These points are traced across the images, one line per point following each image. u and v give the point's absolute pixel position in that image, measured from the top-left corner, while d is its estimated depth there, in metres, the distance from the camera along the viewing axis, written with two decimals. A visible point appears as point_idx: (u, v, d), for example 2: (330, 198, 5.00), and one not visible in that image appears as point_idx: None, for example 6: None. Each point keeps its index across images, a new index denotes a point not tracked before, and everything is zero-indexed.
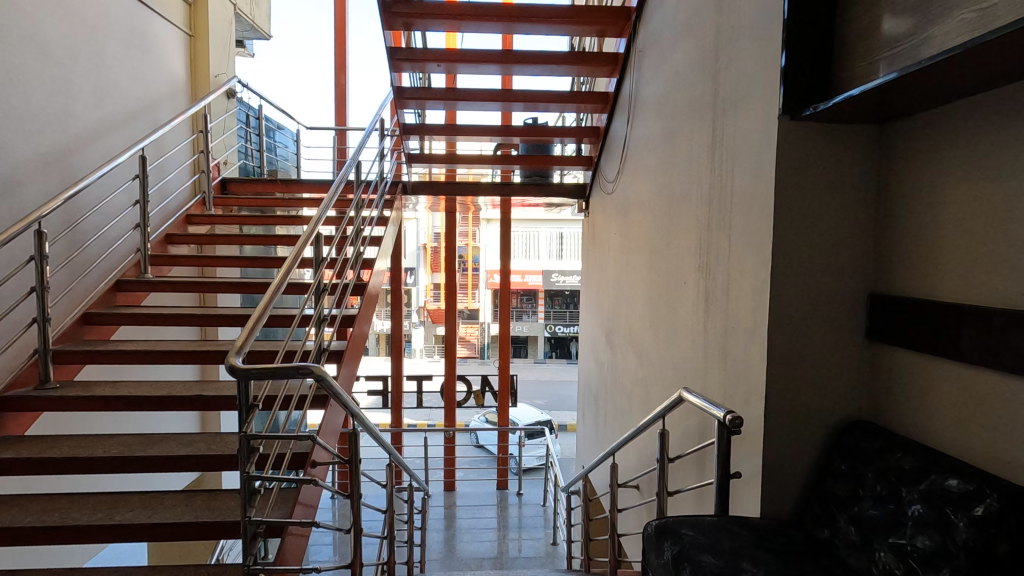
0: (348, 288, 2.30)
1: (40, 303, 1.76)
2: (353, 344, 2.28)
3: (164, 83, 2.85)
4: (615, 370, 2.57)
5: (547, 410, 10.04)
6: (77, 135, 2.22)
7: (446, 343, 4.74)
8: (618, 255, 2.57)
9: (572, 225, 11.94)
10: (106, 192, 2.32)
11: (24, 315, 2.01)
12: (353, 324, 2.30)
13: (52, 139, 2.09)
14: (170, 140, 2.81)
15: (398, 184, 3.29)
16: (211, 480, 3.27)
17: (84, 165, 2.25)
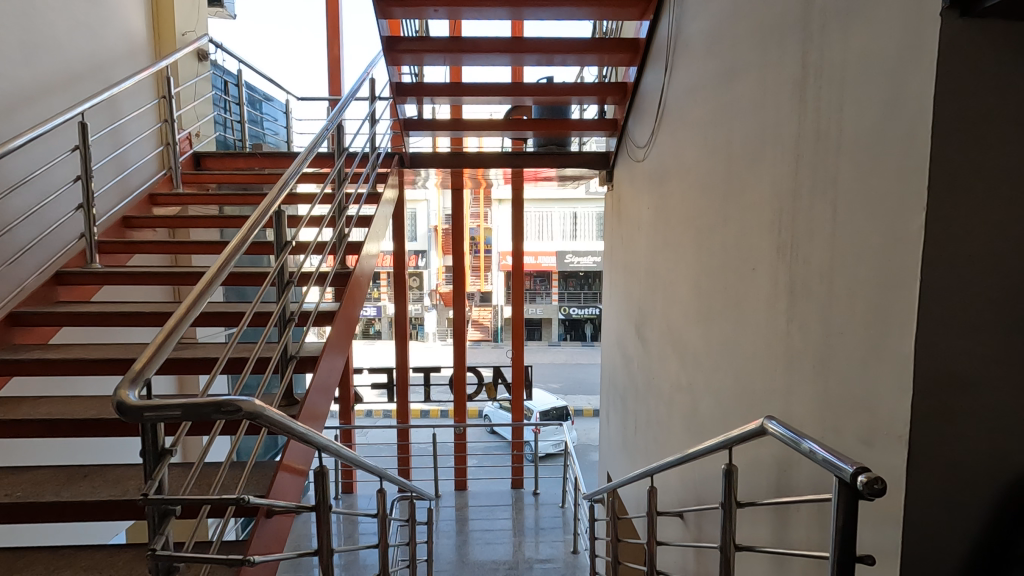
0: (330, 275, 1.92)
1: None
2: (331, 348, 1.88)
3: (120, 41, 2.46)
4: (649, 371, 2.18)
5: (563, 394, 9.66)
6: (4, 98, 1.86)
7: (455, 332, 4.38)
8: (650, 237, 2.16)
9: (586, 204, 11.46)
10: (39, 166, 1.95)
11: None
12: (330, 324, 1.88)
13: None
14: (127, 108, 2.43)
15: (394, 155, 2.88)
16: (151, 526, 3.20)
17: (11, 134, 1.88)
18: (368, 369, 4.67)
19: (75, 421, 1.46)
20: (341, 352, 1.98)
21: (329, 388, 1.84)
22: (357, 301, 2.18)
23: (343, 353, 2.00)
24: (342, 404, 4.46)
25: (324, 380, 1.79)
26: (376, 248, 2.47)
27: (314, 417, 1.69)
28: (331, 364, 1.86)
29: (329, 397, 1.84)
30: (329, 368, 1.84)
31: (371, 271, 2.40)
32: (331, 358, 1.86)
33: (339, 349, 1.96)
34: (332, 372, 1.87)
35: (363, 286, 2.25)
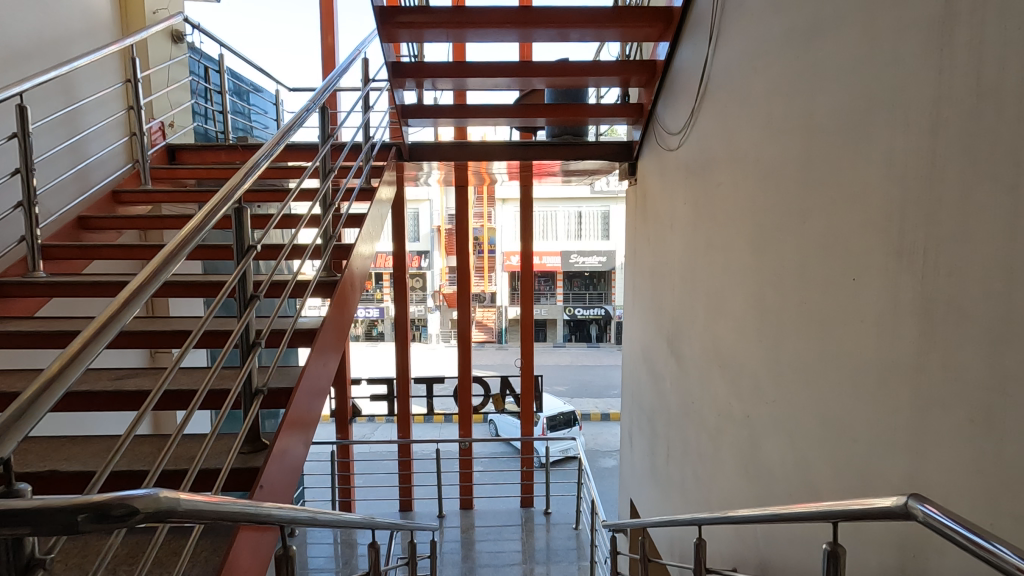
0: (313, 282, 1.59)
1: None
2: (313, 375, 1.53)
3: (79, 17, 2.17)
4: (688, 394, 1.87)
5: (569, 395, 9.27)
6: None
7: (460, 339, 4.06)
8: (688, 239, 1.85)
9: (591, 203, 11.13)
10: None
11: None
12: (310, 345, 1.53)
13: None
14: (86, 93, 2.13)
15: (391, 147, 2.56)
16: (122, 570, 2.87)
17: None
18: (365, 379, 4.36)
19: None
20: (330, 357, 1.68)
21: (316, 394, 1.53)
22: (349, 304, 1.88)
23: (333, 358, 1.69)
24: (339, 418, 4.16)
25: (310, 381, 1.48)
26: (369, 245, 2.18)
27: (298, 431, 1.37)
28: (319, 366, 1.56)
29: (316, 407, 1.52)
30: (316, 371, 1.54)
31: (363, 270, 2.11)
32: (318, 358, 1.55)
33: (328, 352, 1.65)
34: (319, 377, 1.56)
35: (355, 285, 1.97)
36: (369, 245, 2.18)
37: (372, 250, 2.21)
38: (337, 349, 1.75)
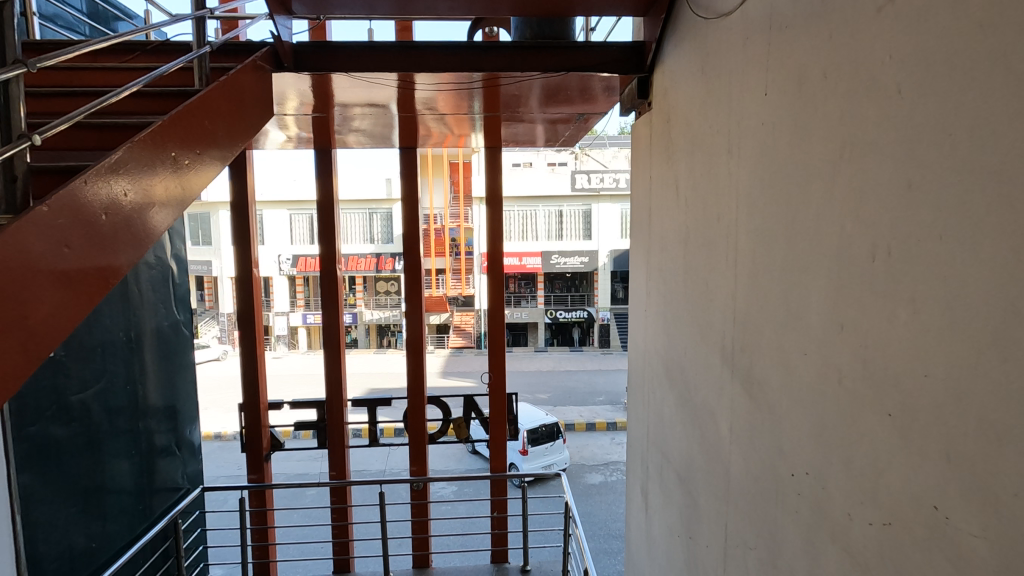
0: None
1: None
2: None
3: None
4: (783, 460, 0.96)
5: (554, 404, 8.25)
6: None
7: (410, 347, 3.06)
8: (782, 160, 0.95)
9: (572, 202, 10.14)
10: None
11: None
12: None
13: None
14: None
15: (261, 46, 1.56)
16: None
17: None
18: (288, 403, 3.34)
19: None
20: (9, 359, 0.69)
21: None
22: (106, 253, 0.90)
23: (25, 359, 0.72)
24: (250, 455, 3.11)
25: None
26: (199, 163, 1.19)
27: None
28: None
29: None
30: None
31: (179, 204, 1.13)
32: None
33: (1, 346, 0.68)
34: None
35: (138, 218, 0.99)
36: (198, 163, 1.19)
37: (207, 178, 1.23)
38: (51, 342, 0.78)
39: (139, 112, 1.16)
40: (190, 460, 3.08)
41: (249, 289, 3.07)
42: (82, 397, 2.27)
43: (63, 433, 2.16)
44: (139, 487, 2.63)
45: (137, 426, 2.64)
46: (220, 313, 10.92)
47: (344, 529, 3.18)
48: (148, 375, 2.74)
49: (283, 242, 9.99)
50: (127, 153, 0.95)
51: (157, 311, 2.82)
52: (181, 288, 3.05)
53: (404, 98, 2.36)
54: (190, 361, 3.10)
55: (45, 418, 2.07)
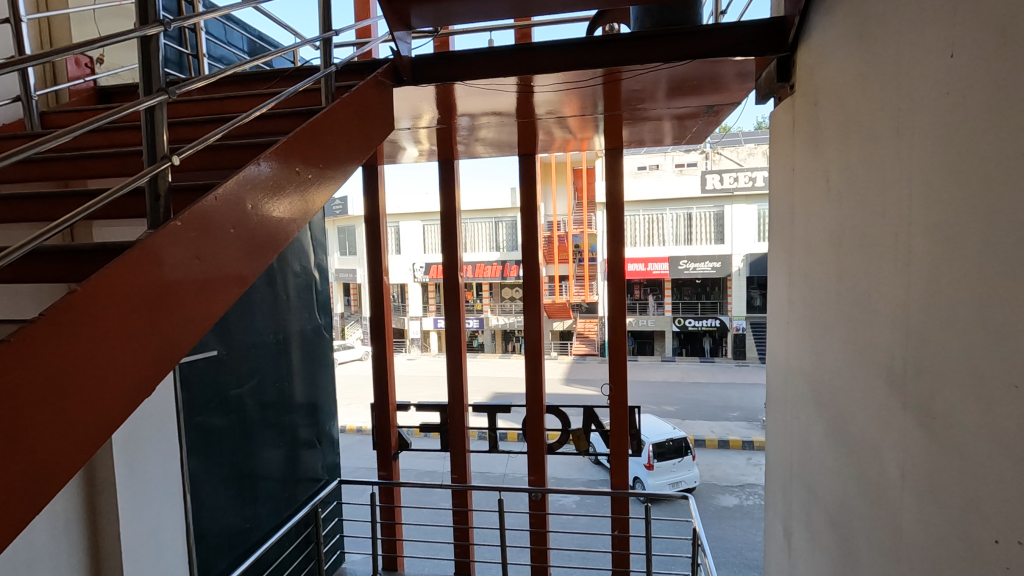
0: (81, 206, 0.70)
1: None
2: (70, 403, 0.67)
3: None
4: (988, 526, 0.73)
5: (683, 418, 7.77)
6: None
7: (529, 353, 3.02)
8: (976, 137, 0.75)
9: (703, 203, 9.54)
10: None
11: None
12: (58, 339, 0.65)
13: None
14: None
15: (386, 62, 1.64)
16: None
17: None
18: (415, 405, 3.42)
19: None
20: (148, 366, 0.77)
21: (32, 454, 0.62)
22: (235, 261, 0.96)
23: (157, 365, 0.79)
24: (380, 453, 3.27)
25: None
26: (322, 177, 1.25)
27: None
28: (59, 387, 0.65)
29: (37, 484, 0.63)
30: (41, 400, 0.63)
31: (303, 216, 1.19)
32: (52, 372, 0.64)
33: (133, 356, 0.75)
34: (79, 405, 0.68)
35: (265, 230, 1.05)
36: (321, 178, 1.25)
37: (330, 192, 1.28)
38: (182, 350, 0.84)
39: (271, 132, 1.24)
40: (330, 453, 3.34)
41: (380, 294, 3.25)
42: (239, 391, 2.56)
43: (222, 422, 2.44)
44: (286, 475, 2.90)
45: (285, 419, 2.92)
46: (364, 317, 11.93)
47: (464, 531, 3.21)
48: (295, 374, 3.02)
49: (417, 251, 10.59)
50: (253, 173, 1.01)
51: (302, 315, 3.10)
52: (323, 293, 3.33)
53: (523, 104, 2.31)
54: (330, 361, 3.39)
55: (208, 409, 2.35)
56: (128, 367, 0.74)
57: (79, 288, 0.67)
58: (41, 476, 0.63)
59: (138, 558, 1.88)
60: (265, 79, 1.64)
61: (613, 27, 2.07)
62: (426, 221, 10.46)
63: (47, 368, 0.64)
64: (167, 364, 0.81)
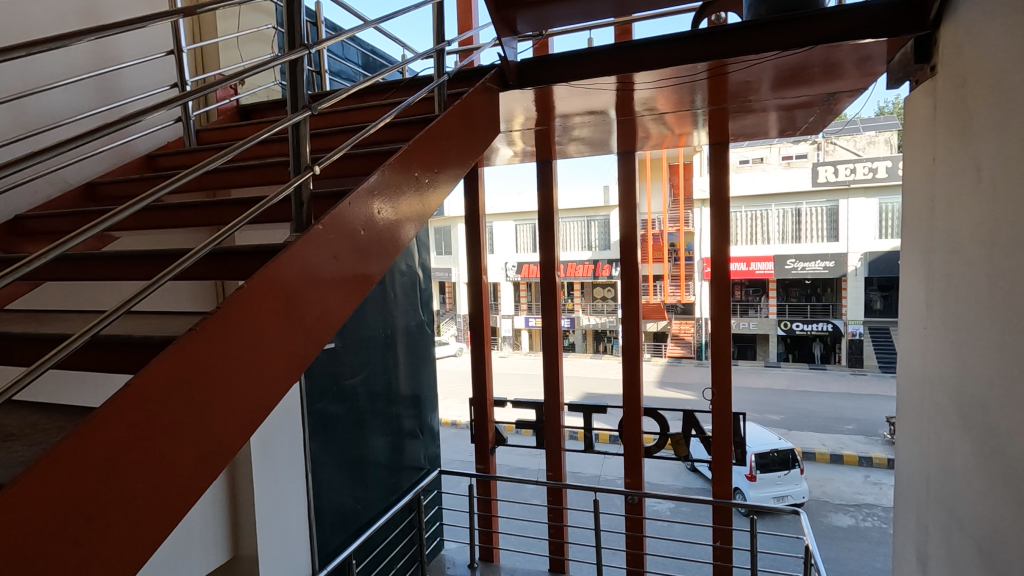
0: (243, 213, 0.79)
1: None
2: (236, 387, 0.76)
3: None
4: None
5: (790, 428, 7.25)
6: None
7: (627, 353, 2.98)
8: None
9: (814, 198, 8.85)
10: None
11: None
12: (226, 331, 0.74)
13: None
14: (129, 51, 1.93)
15: (493, 67, 1.70)
16: None
17: None
18: (512, 401, 3.48)
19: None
20: (295, 355, 0.86)
21: (210, 430, 0.72)
22: (364, 261, 1.04)
23: (301, 355, 0.88)
24: (478, 446, 3.38)
25: (158, 431, 0.65)
26: (437, 180, 1.32)
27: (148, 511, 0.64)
28: (230, 371, 0.75)
29: (217, 453, 0.72)
30: (219, 380, 0.73)
31: (421, 217, 1.26)
32: (224, 358, 0.74)
33: (282, 346, 0.84)
34: (243, 389, 0.77)
35: (388, 231, 1.13)
36: (436, 181, 1.32)
37: (444, 194, 1.35)
38: (321, 341, 0.92)
39: (392, 140, 1.34)
40: (431, 444, 3.50)
41: (479, 293, 3.35)
42: (352, 381, 2.75)
43: (338, 409, 2.64)
44: (392, 462, 3.08)
45: (391, 410, 3.10)
46: (459, 314, 12.31)
47: (559, 529, 3.22)
48: (401, 367, 3.20)
49: (510, 250, 10.76)
50: (380, 178, 1.09)
51: (407, 311, 3.27)
52: (426, 291, 3.50)
53: (622, 102, 2.29)
54: (432, 356, 3.55)
55: (327, 397, 2.56)
56: (281, 355, 0.84)
57: (246, 285, 0.77)
58: (216, 449, 0.73)
59: (264, 524, 2.11)
60: (382, 91, 1.76)
61: (720, 17, 1.99)
62: (518, 221, 10.61)
63: (219, 356, 0.73)
64: (312, 353, 0.90)
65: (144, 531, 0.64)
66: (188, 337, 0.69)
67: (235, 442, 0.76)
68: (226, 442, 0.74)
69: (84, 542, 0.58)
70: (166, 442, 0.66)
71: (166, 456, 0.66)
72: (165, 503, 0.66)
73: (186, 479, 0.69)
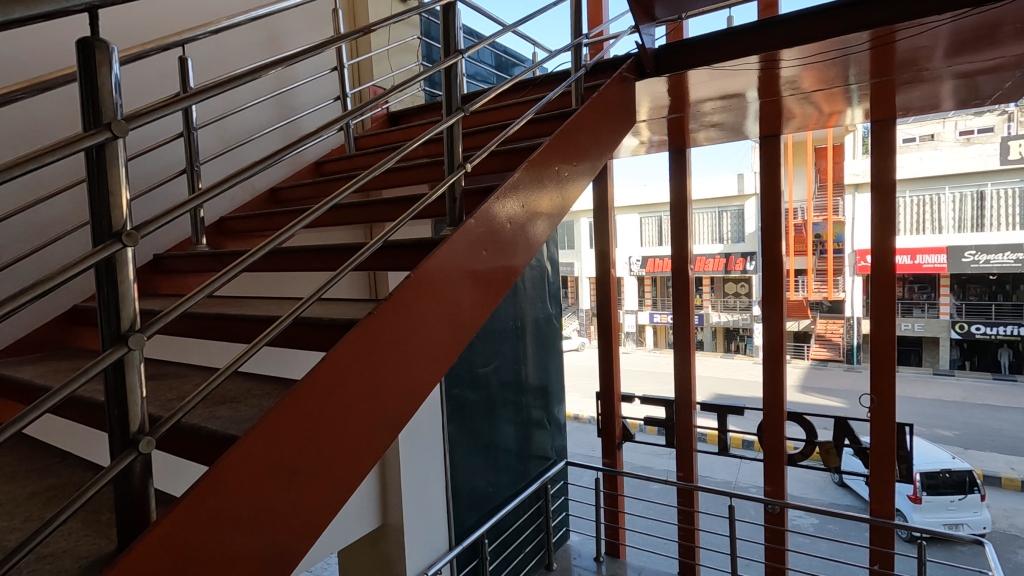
0: (410, 209, 0.87)
1: None
2: (403, 367, 0.83)
3: (298, 17, 2.30)
4: None
5: (968, 447, 6.22)
6: (53, 50, 1.68)
7: (768, 351, 2.77)
8: None
9: (1004, 178, 7.46)
10: (166, 167, 1.84)
11: (60, 302, 1.55)
12: (397, 314, 0.82)
13: (40, 124, 1.63)
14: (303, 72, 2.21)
15: (629, 57, 1.68)
16: (349, 563, 2.50)
17: (143, 135, 1.77)
18: (640, 397, 3.41)
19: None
20: (451, 342, 0.93)
21: (384, 403, 0.80)
22: (509, 254, 1.09)
23: (456, 341, 0.94)
24: (605, 440, 3.36)
25: (344, 400, 0.74)
26: (576, 173, 1.34)
27: (338, 473, 0.73)
28: (400, 351, 0.83)
29: (389, 425, 0.81)
30: (392, 359, 0.81)
31: (561, 210, 1.29)
32: (395, 339, 0.82)
33: (442, 332, 0.91)
34: (410, 368, 0.84)
35: (530, 225, 1.16)
36: (575, 175, 1.33)
37: (582, 186, 1.36)
38: (473, 330, 0.98)
39: (532, 137, 1.39)
40: (558, 435, 3.55)
41: (607, 286, 3.32)
42: (485, 370, 2.88)
43: (473, 395, 2.78)
44: (521, 450, 3.18)
45: (520, 400, 3.19)
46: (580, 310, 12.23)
47: (689, 532, 3.10)
48: (529, 358, 3.29)
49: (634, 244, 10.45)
50: (523, 172, 1.13)
51: (536, 304, 3.34)
52: (554, 285, 3.55)
53: (766, 82, 2.13)
54: (558, 348, 3.60)
55: (462, 383, 2.71)
56: (440, 340, 0.91)
57: (411, 274, 0.85)
58: (387, 422, 0.81)
59: (408, 497, 2.30)
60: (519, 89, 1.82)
61: None
62: (644, 213, 10.27)
63: (389, 338, 0.81)
64: (465, 339, 0.96)
65: (335, 488, 0.73)
66: (366, 321, 0.77)
67: (403, 417, 0.83)
68: (396, 416, 0.82)
69: (291, 492, 0.68)
70: (350, 411, 0.75)
71: (349, 424, 0.75)
72: (353, 463, 0.75)
73: (364, 447, 0.77)
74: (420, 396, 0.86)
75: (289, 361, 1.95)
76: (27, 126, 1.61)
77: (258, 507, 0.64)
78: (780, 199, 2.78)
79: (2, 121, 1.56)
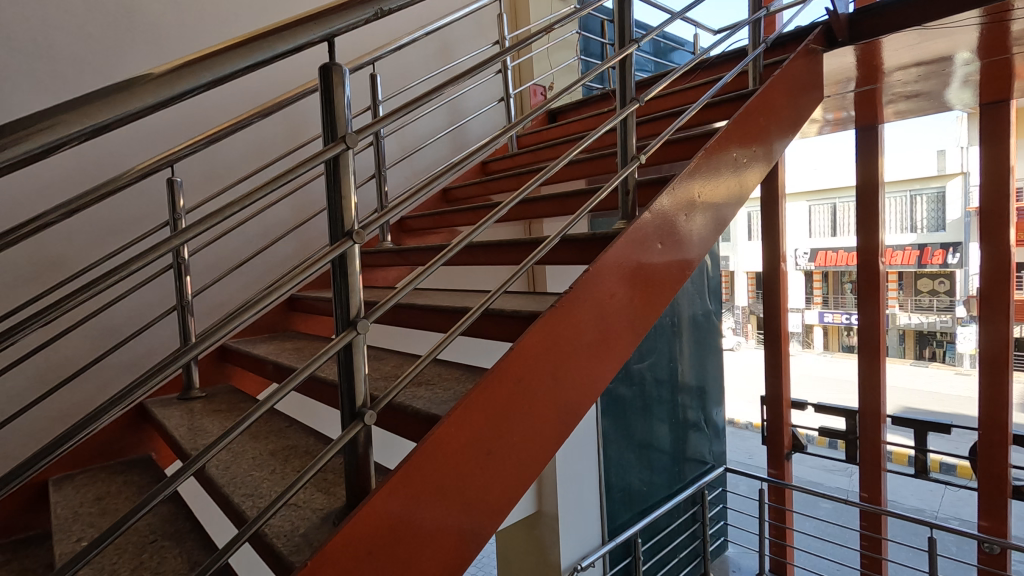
0: (590, 203, 0.87)
1: (176, 286, 1.38)
2: (581, 360, 0.84)
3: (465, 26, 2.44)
4: None
5: None
6: (272, 79, 1.98)
7: (985, 362, 2.31)
8: None
9: None
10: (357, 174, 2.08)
11: None
12: (577, 306, 0.83)
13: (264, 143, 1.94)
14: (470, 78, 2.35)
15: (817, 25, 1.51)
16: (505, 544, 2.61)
17: None
18: (813, 405, 3.07)
19: (198, 436, 1.10)
20: (625, 337, 0.92)
21: (564, 394, 0.82)
22: (683, 247, 1.04)
23: (631, 336, 0.93)
24: (771, 449, 3.08)
25: (529, 389, 0.77)
26: (755, 158, 1.24)
27: (522, 459, 0.77)
28: (579, 344, 0.84)
29: (568, 415, 0.83)
30: (572, 352, 0.83)
31: (737, 200, 1.20)
32: (575, 332, 0.83)
33: (617, 326, 0.90)
34: (587, 361, 0.85)
35: (705, 216, 1.10)
36: (754, 160, 1.23)
37: (762, 172, 1.26)
38: (648, 326, 0.96)
39: (704, 123, 1.32)
40: (716, 439, 3.35)
41: (775, 281, 3.03)
42: (640, 366, 2.82)
43: (627, 391, 2.73)
44: (676, 451, 3.06)
45: (676, 399, 3.06)
46: None
47: (875, 561, 2.73)
48: (686, 356, 3.14)
49: None
50: (700, 160, 1.08)
51: (694, 300, 3.18)
52: (714, 280, 3.34)
53: (992, 38, 1.76)
54: (717, 347, 3.39)
55: (617, 378, 2.68)
56: (616, 334, 0.90)
57: (591, 268, 0.85)
58: (567, 414, 0.83)
59: (563, 486, 2.34)
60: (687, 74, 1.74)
61: None
62: None
63: (570, 331, 0.83)
64: (639, 335, 0.95)
65: (521, 473, 0.77)
66: (550, 313, 0.80)
67: (580, 409, 0.84)
68: (574, 409, 0.83)
69: (485, 471, 0.73)
70: (535, 400, 0.78)
71: (535, 413, 0.78)
72: (535, 450, 0.79)
73: (546, 435, 0.80)
74: (596, 389, 0.86)
75: (456, 350, 2.09)
76: (258, 145, 1.92)
77: (459, 484, 0.70)
78: (1007, 176, 2.28)
79: (241, 142, 1.88)
